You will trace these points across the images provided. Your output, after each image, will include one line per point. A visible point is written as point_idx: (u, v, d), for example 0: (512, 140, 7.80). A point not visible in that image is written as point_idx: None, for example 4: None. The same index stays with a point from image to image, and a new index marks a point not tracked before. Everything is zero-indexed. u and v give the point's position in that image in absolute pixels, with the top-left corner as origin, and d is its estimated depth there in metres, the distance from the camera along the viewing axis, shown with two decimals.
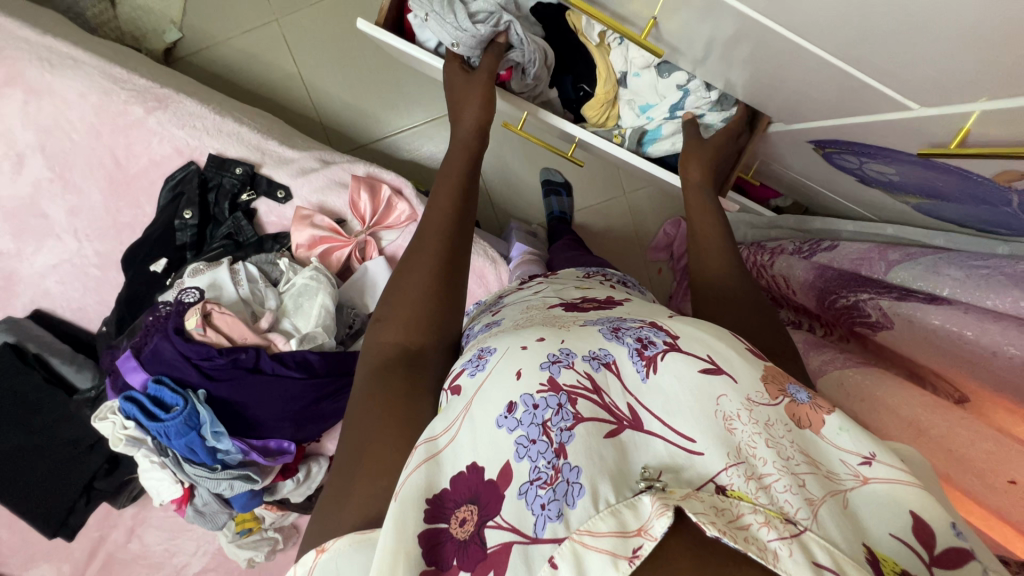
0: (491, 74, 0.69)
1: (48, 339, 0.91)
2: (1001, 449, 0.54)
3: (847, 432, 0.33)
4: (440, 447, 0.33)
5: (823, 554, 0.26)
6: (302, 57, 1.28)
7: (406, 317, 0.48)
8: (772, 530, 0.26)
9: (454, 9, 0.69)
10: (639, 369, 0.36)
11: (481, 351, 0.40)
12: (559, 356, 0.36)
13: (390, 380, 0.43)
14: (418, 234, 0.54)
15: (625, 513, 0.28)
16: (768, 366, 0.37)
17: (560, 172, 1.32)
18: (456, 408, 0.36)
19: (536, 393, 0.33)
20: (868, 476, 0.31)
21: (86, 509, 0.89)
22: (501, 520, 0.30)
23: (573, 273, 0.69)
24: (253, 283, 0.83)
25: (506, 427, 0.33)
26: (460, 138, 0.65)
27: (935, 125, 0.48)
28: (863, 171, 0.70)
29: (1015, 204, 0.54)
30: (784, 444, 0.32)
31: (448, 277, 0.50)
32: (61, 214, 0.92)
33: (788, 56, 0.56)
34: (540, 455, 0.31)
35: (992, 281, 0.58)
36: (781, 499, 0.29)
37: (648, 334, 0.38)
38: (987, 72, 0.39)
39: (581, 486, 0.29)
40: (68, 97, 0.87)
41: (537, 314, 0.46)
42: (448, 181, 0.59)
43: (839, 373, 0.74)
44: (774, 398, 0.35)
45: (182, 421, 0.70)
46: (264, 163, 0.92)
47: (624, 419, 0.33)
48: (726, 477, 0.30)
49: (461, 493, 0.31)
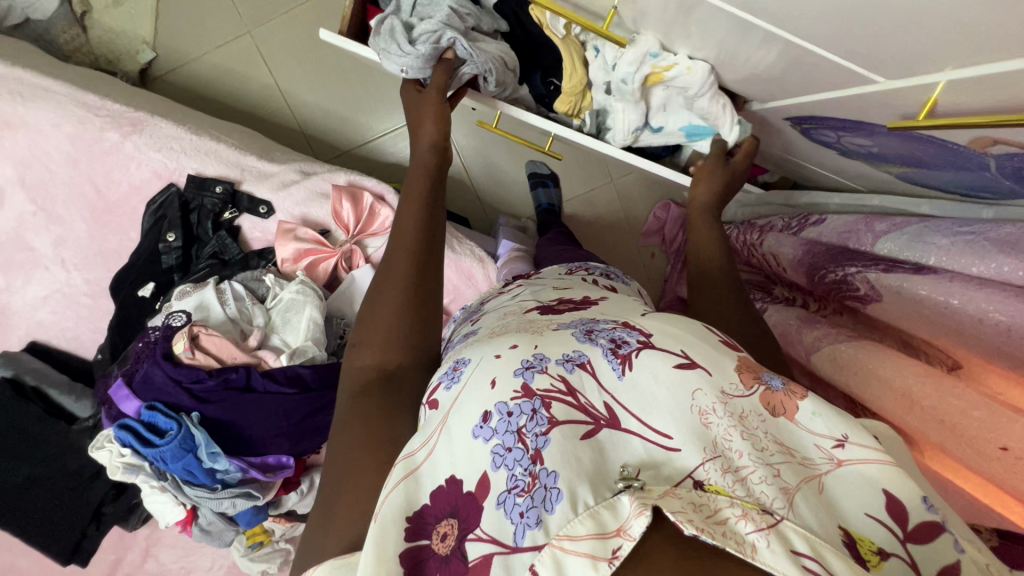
0: (440, 91, 0.69)
1: (45, 370, 0.92)
2: (992, 415, 0.52)
3: (820, 415, 0.37)
4: (418, 463, 0.37)
5: (801, 542, 0.28)
6: (279, 69, 1.27)
7: (381, 339, 0.50)
8: (750, 523, 0.29)
9: (396, 36, 0.70)
10: (615, 367, 0.39)
11: (457, 363, 0.43)
12: (532, 362, 0.39)
13: (366, 401, 0.46)
14: (387, 256, 0.56)
15: (604, 515, 0.30)
16: (743, 357, 0.41)
17: (546, 164, 1.30)
18: (433, 422, 0.39)
19: (510, 400, 0.37)
20: (842, 458, 0.35)
21: (98, 534, 0.91)
22: (481, 532, 0.33)
23: (556, 270, 0.73)
24: (240, 301, 0.84)
25: (482, 436, 0.36)
26: (418, 157, 0.66)
27: (901, 97, 0.48)
28: (841, 145, 0.70)
29: (993, 167, 0.53)
30: (759, 436, 0.36)
31: (419, 297, 0.52)
32: (47, 245, 0.93)
33: (750, 38, 0.55)
34: (516, 463, 0.34)
35: (977, 246, 0.58)
36: (758, 491, 0.32)
37: (621, 334, 0.42)
38: (950, 42, 0.39)
39: (558, 491, 0.32)
40: (42, 128, 0.87)
41: (514, 319, 0.49)
42: (411, 201, 0.60)
43: (832, 348, 0.74)
44: (750, 387, 0.38)
45: (177, 444, 0.71)
46: (244, 180, 0.92)
47: (601, 419, 0.37)
48: (704, 472, 0.34)
49: (441, 508, 0.35)
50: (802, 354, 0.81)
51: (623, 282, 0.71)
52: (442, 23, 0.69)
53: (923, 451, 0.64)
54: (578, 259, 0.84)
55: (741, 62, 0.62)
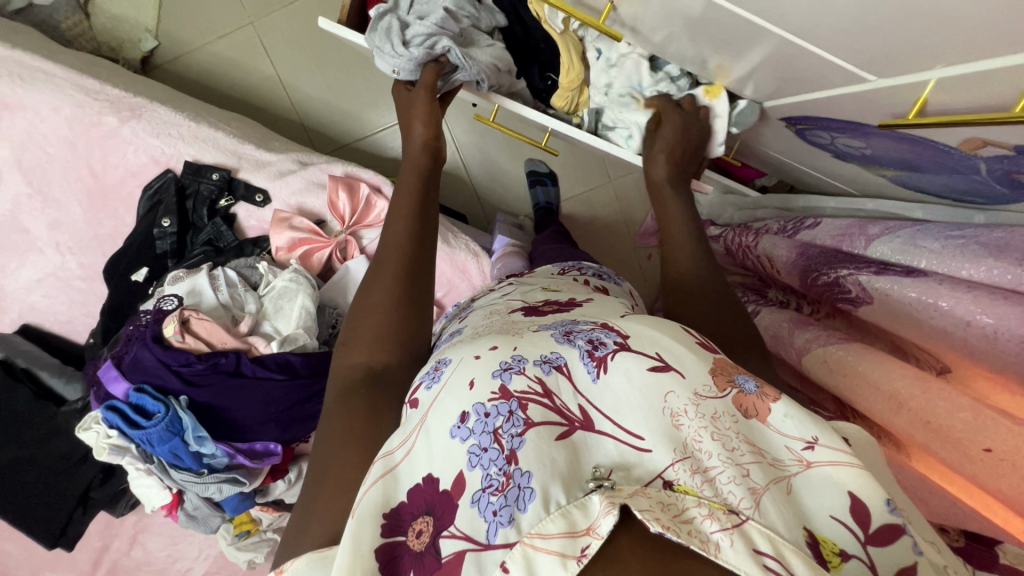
0: (429, 91, 0.69)
1: (36, 353, 0.92)
2: (977, 417, 0.53)
3: (791, 417, 0.37)
4: (396, 461, 0.38)
5: (764, 542, 0.29)
6: (280, 60, 1.27)
7: (369, 338, 0.51)
8: (714, 522, 0.30)
9: (389, 37, 0.70)
10: (590, 370, 0.39)
11: (439, 362, 0.44)
12: (510, 363, 0.40)
13: (352, 401, 0.47)
14: (377, 257, 0.56)
15: (575, 513, 0.31)
16: (718, 359, 0.41)
17: (545, 163, 1.30)
18: (412, 422, 0.41)
19: (488, 401, 0.37)
20: (810, 460, 0.35)
21: (84, 518, 0.91)
22: (455, 529, 0.33)
23: (547, 270, 0.73)
24: (232, 288, 0.84)
25: (459, 436, 0.37)
26: (410, 156, 0.66)
27: (893, 97, 0.48)
28: (836, 146, 0.70)
29: (983, 171, 0.53)
30: (731, 437, 0.36)
31: (408, 298, 0.53)
32: (43, 228, 0.93)
33: (749, 36, 0.55)
34: (492, 463, 0.35)
35: (967, 250, 0.58)
36: (725, 491, 0.32)
37: (600, 335, 0.42)
38: (940, 40, 0.39)
39: (531, 490, 0.33)
40: (41, 111, 0.87)
41: (499, 320, 0.51)
42: (403, 203, 0.60)
43: (822, 349, 0.75)
44: (722, 389, 0.39)
45: (164, 427, 0.71)
46: (241, 168, 0.92)
47: (575, 421, 0.37)
48: (673, 472, 0.34)
49: (417, 506, 0.36)
50: (793, 357, 0.81)
51: (614, 282, 0.71)
52: (436, 28, 0.70)
53: (909, 453, 0.64)
54: (572, 258, 0.84)
55: (735, 60, 0.62)
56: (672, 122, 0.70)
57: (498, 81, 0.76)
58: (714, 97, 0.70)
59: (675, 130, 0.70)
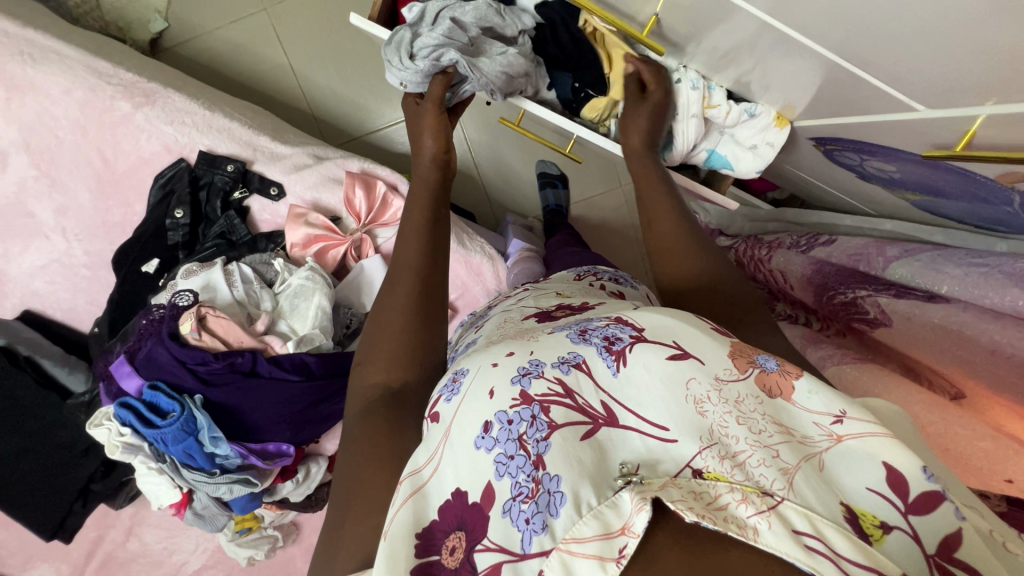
0: (439, 103, 0.67)
1: (37, 340, 0.89)
2: (998, 448, 0.56)
3: (817, 393, 0.36)
4: (423, 479, 0.37)
5: (801, 521, 0.28)
6: (293, 50, 1.25)
7: (383, 357, 0.50)
8: (749, 507, 0.29)
9: (396, 47, 0.69)
10: (609, 364, 0.39)
11: (456, 374, 0.43)
12: (529, 368, 0.39)
13: (372, 420, 0.46)
14: (389, 275, 0.55)
15: (608, 514, 0.31)
16: (735, 342, 0.40)
17: (557, 165, 1.29)
18: (436, 437, 0.40)
19: (510, 408, 0.37)
20: (842, 434, 0.34)
21: (84, 510, 0.90)
22: (489, 542, 0.33)
23: (565, 276, 0.72)
24: (248, 284, 0.83)
25: (484, 446, 0.36)
26: (420, 171, 0.65)
27: (940, 127, 0.48)
28: (863, 168, 0.70)
29: (1017, 203, 0.53)
30: (756, 419, 0.35)
31: (424, 310, 0.52)
32: (48, 212, 0.90)
33: (795, 56, 0.55)
34: (519, 470, 0.35)
35: (991, 280, 0.58)
36: (757, 474, 0.32)
37: (614, 330, 0.41)
38: (997, 78, 0.39)
39: (563, 494, 0.32)
40: (51, 92, 0.84)
41: (512, 328, 0.51)
42: (414, 216, 0.59)
43: (837, 368, 0.75)
44: (743, 371, 0.37)
45: (179, 427, 0.70)
46: (256, 160, 0.90)
47: (599, 418, 0.37)
48: (702, 460, 0.33)
49: (449, 522, 0.35)
50: None
51: (631, 286, 0.70)
52: (444, 39, 0.68)
53: None
54: (586, 263, 0.84)
55: (770, 78, 0.62)
56: (660, 90, 0.69)
57: (519, 85, 0.76)
58: (778, 129, 0.71)
59: (660, 99, 0.69)
